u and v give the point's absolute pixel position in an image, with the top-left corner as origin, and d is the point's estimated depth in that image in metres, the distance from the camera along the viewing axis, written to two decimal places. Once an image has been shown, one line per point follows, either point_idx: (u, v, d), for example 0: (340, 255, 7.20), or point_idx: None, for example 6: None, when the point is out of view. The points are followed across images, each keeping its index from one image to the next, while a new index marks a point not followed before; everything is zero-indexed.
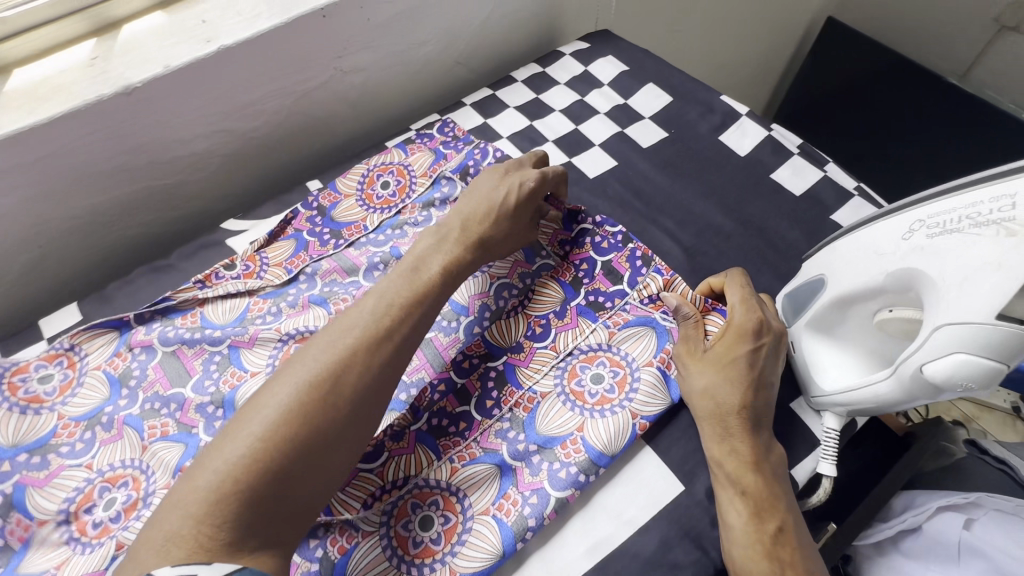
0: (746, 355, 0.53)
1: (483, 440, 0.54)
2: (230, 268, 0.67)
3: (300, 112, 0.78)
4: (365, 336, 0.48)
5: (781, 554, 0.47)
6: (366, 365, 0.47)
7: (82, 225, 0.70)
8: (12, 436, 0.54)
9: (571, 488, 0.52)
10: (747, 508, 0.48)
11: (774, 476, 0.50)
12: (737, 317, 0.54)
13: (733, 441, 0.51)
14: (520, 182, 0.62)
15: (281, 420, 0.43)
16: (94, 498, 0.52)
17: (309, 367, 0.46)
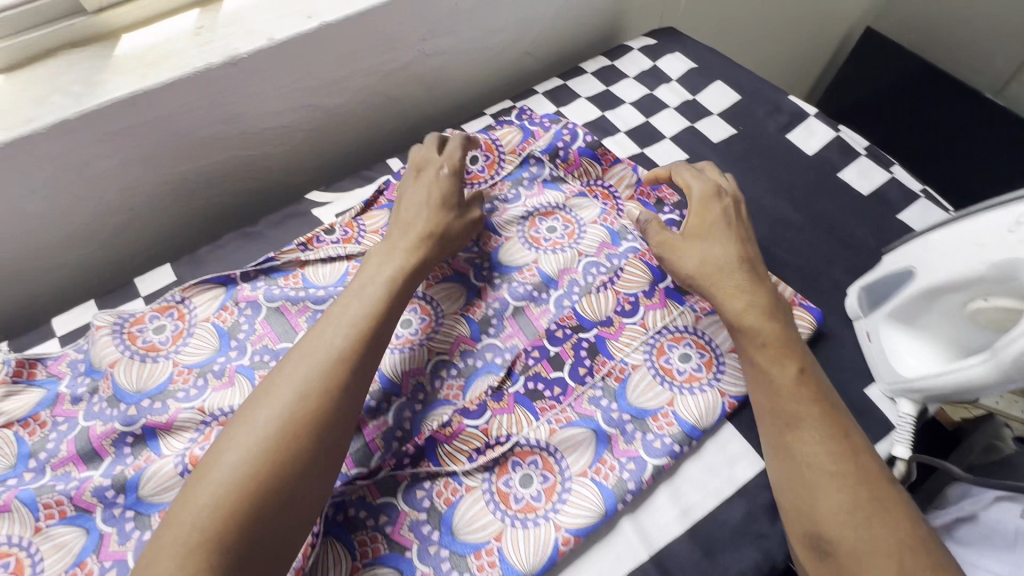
0: (720, 216, 0.61)
1: (577, 405, 0.58)
2: (330, 233, 0.70)
3: (381, 92, 0.80)
4: (328, 360, 0.49)
5: (805, 390, 0.51)
6: (332, 384, 0.48)
7: (172, 190, 0.72)
8: (135, 381, 0.59)
9: (666, 457, 0.55)
10: (767, 356, 0.53)
11: (780, 324, 0.55)
12: (698, 189, 0.63)
13: (738, 291, 0.57)
14: (437, 174, 0.66)
15: (255, 460, 0.43)
16: (210, 438, 0.56)
17: (275, 405, 0.46)
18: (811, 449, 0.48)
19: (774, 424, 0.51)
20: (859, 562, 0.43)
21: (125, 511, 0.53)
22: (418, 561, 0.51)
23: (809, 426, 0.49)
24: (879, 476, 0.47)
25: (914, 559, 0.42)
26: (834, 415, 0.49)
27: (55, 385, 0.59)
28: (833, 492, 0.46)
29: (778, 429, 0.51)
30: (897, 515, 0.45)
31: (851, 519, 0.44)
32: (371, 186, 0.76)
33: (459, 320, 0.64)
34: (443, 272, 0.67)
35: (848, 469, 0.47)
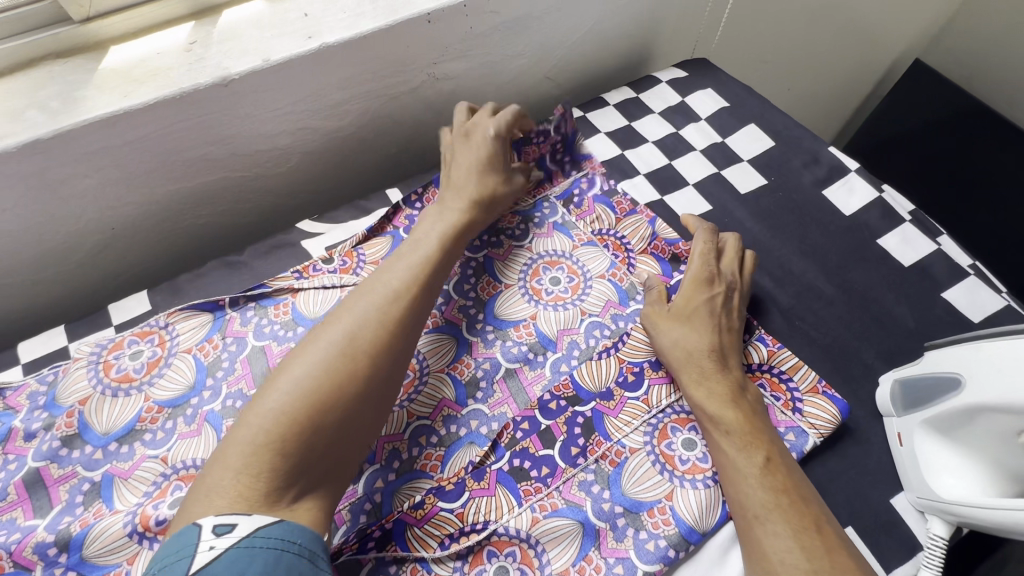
0: (705, 303, 0.59)
1: (566, 490, 0.53)
2: (328, 262, 0.66)
3: (386, 116, 0.75)
4: (387, 299, 0.52)
5: (774, 482, 0.49)
6: (393, 318, 0.51)
7: (156, 210, 0.68)
8: (103, 418, 0.56)
9: (659, 563, 0.49)
10: (733, 442, 0.51)
11: (749, 407, 0.53)
12: (693, 269, 0.61)
13: (711, 375, 0.54)
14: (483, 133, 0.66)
15: (318, 376, 0.46)
16: (166, 494, 0.52)
17: (343, 328, 0.49)
18: (782, 546, 0.45)
19: (743, 520, 0.48)
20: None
21: (66, 571, 0.49)
22: None
23: (779, 520, 0.47)
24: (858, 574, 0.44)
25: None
26: (803, 506, 0.47)
27: (10, 419, 0.56)
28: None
29: (748, 526, 0.48)
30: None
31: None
32: (368, 218, 0.71)
33: (444, 381, 0.58)
34: (433, 321, 0.62)
35: (823, 568, 0.44)
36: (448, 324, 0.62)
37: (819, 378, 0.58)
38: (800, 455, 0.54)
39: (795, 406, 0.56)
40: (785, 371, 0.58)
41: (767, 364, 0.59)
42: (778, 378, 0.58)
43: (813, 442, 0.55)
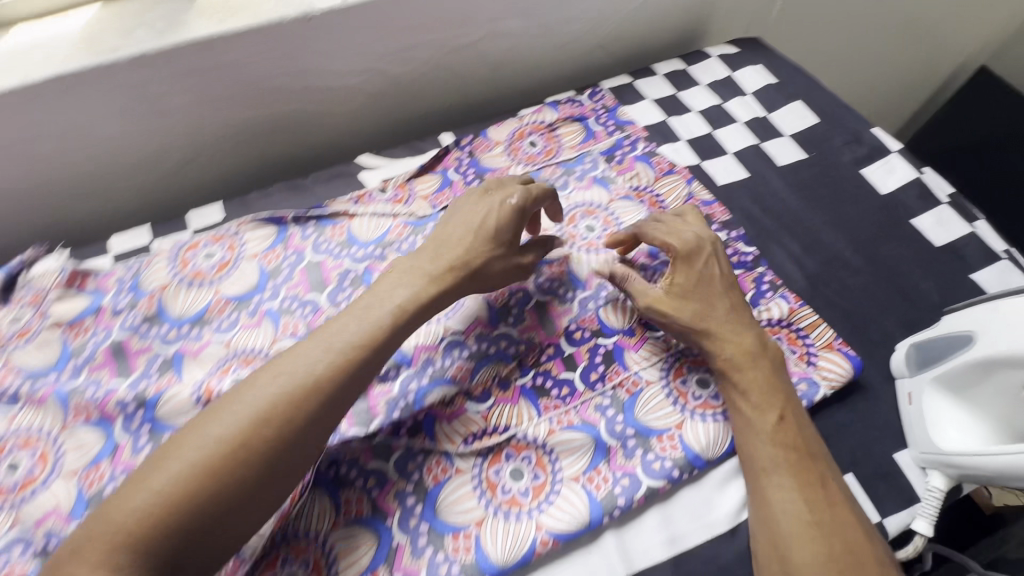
0: (703, 273, 0.59)
1: (582, 410, 0.57)
2: (382, 192, 0.72)
3: (445, 66, 0.80)
4: (299, 386, 0.46)
5: (786, 439, 0.52)
6: (306, 412, 0.45)
7: (234, 133, 0.75)
8: (178, 305, 0.63)
9: (664, 480, 0.53)
10: (748, 401, 0.54)
11: (769, 368, 0.55)
12: (678, 243, 0.60)
13: (735, 336, 0.56)
14: (503, 200, 0.61)
15: (221, 444, 0.43)
16: (227, 372, 0.59)
17: (345, 336, 0.49)
18: (785, 498, 0.49)
19: (752, 472, 0.52)
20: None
21: (140, 425, 0.56)
22: (397, 531, 0.51)
23: (786, 474, 0.50)
24: (854, 528, 0.48)
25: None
26: (810, 465, 0.50)
27: (99, 297, 0.64)
28: (805, 544, 0.47)
29: (756, 478, 0.51)
30: (873, 568, 0.46)
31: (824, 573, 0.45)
32: (421, 157, 0.77)
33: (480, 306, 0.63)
34: None
35: (823, 519, 0.47)
36: None
37: (836, 337, 0.60)
38: (810, 403, 0.57)
39: (809, 360, 0.59)
40: (804, 328, 0.61)
41: (787, 319, 0.62)
42: (796, 333, 0.61)
43: (824, 392, 0.57)
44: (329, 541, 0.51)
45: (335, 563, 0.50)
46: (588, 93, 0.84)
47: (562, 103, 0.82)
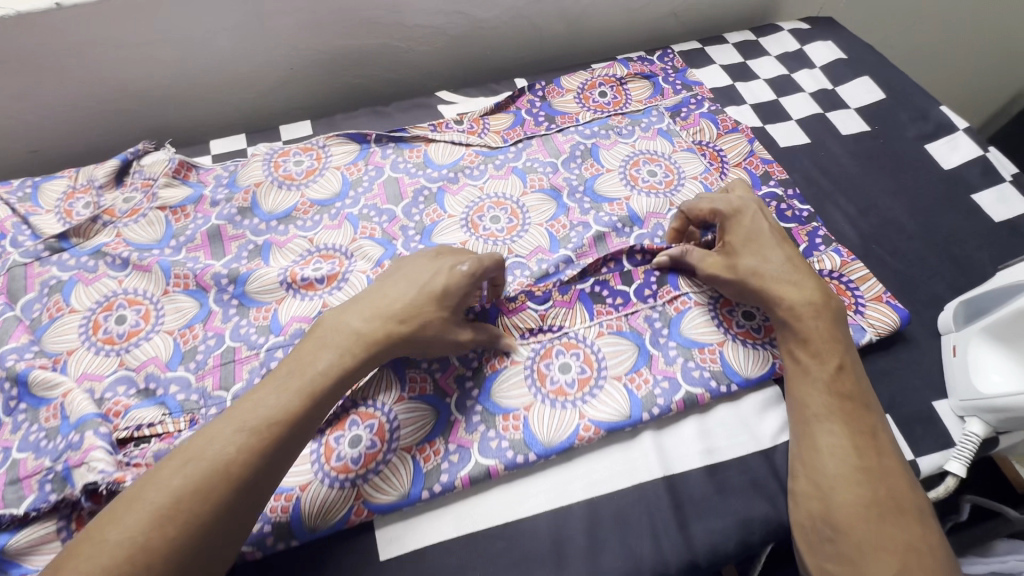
0: (757, 225, 0.60)
1: (632, 319, 0.60)
2: (459, 123, 0.77)
3: (526, 17, 0.84)
4: (208, 472, 0.41)
5: (840, 387, 0.52)
6: (218, 501, 0.41)
7: (326, 61, 0.81)
8: (269, 201, 0.69)
9: (702, 387, 0.56)
10: (804, 352, 0.54)
11: (831, 319, 0.55)
12: (722, 203, 0.62)
13: (795, 284, 0.56)
14: (451, 264, 0.55)
15: (129, 552, 0.38)
16: (309, 263, 0.65)
17: (261, 412, 0.45)
18: (834, 442, 0.50)
19: (801, 417, 0.52)
20: (862, 553, 0.45)
21: (231, 298, 0.63)
22: (455, 409, 0.55)
23: (838, 421, 0.51)
24: (899, 477, 0.48)
25: (921, 563, 0.44)
26: (862, 415, 0.51)
27: (199, 189, 0.70)
28: (848, 487, 0.47)
29: (805, 423, 0.52)
30: (913, 516, 0.46)
31: (863, 514, 0.46)
32: (495, 97, 0.81)
33: (542, 234, 0.68)
34: (541, 184, 0.72)
35: (870, 466, 0.48)
36: (553, 188, 0.71)
37: (884, 290, 0.62)
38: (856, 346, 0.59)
39: (857, 309, 0.61)
40: (853, 280, 0.63)
41: (838, 271, 0.64)
42: (845, 285, 0.63)
43: (869, 339, 0.59)
44: (393, 412, 0.54)
45: (397, 432, 0.53)
46: (659, 54, 0.87)
47: (632, 61, 0.86)
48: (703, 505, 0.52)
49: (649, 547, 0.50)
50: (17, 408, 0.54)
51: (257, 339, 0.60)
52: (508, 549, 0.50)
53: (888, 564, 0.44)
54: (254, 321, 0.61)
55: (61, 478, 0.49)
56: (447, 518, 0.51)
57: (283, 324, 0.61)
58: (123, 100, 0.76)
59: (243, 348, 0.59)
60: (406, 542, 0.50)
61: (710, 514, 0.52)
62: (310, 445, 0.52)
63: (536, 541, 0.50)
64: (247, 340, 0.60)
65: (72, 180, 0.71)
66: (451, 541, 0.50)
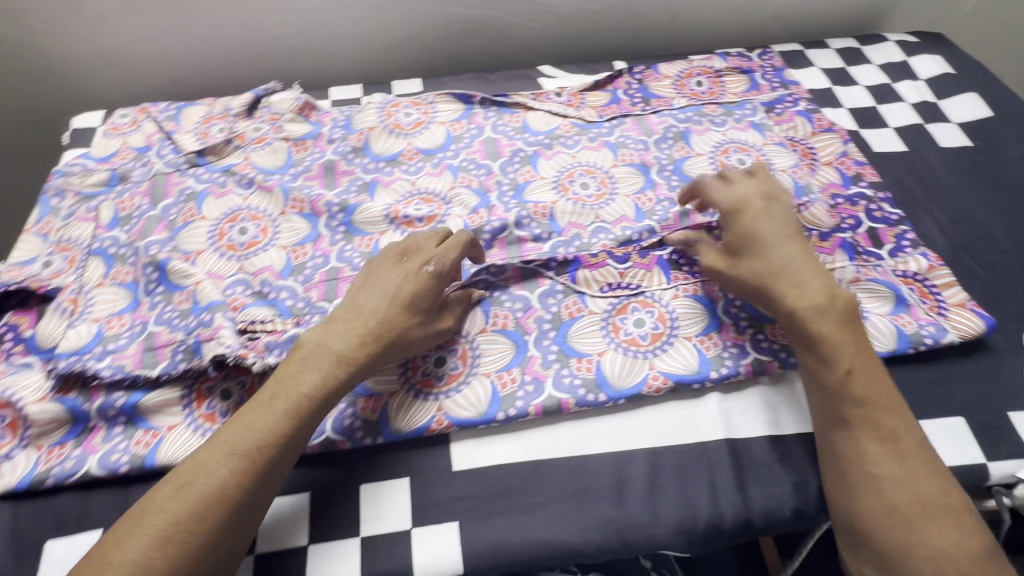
0: (764, 222, 0.58)
1: (709, 288, 0.63)
2: (558, 95, 0.81)
3: (631, 3, 0.88)
4: (203, 497, 0.45)
5: (853, 393, 0.51)
6: (215, 523, 0.45)
7: (440, 26, 0.87)
8: (379, 145, 0.75)
9: (772, 357, 0.58)
10: (812, 360, 0.53)
11: (840, 320, 0.53)
12: (725, 199, 0.62)
13: (799, 287, 0.54)
14: (419, 267, 0.56)
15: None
16: (410, 203, 0.70)
17: (247, 438, 0.47)
18: (852, 451, 0.50)
19: (821, 423, 0.53)
20: (892, 558, 0.46)
21: (338, 225, 0.69)
22: (533, 346, 0.60)
23: (852, 431, 0.50)
24: (925, 481, 0.48)
25: (953, 565, 0.45)
26: (877, 421, 0.50)
27: (318, 127, 0.77)
28: (868, 494, 0.48)
29: (824, 430, 0.52)
30: (945, 518, 0.46)
31: (885, 522, 0.47)
32: (594, 76, 0.85)
33: (628, 205, 0.71)
34: (631, 159, 0.75)
35: (890, 472, 0.48)
36: (643, 164, 0.74)
37: (969, 299, 0.63)
38: (935, 344, 0.59)
39: (939, 311, 0.62)
40: (937, 285, 0.64)
41: (923, 274, 0.64)
42: (928, 288, 0.63)
43: (951, 339, 0.60)
44: (475, 340, 0.60)
45: (479, 359, 0.59)
46: (758, 52, 0.88)
47: (732, 55, 0.88)
48: (763, 470, 0.54)
49: (707, 500, 0.53)
50: (156, 290, 0.62)
51: (359, 263, 0.66)
52: (573, 480, 0.53)
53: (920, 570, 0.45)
54: (357, 247, 0.67)
55: (191, 350, 0.56)
56: (517, 444, 0.55)
57: None
58: (259, 43, 0.84)
59: (346, 268, 0.65)
60: (477, 459, 0.54)
61: (769, 480, 0.54)
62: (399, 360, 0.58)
63: (598, 478, 0.53)
64: (350, 263, 0.66)
65: (210, 108, 0.80)
66: (519, 464, 0.54)
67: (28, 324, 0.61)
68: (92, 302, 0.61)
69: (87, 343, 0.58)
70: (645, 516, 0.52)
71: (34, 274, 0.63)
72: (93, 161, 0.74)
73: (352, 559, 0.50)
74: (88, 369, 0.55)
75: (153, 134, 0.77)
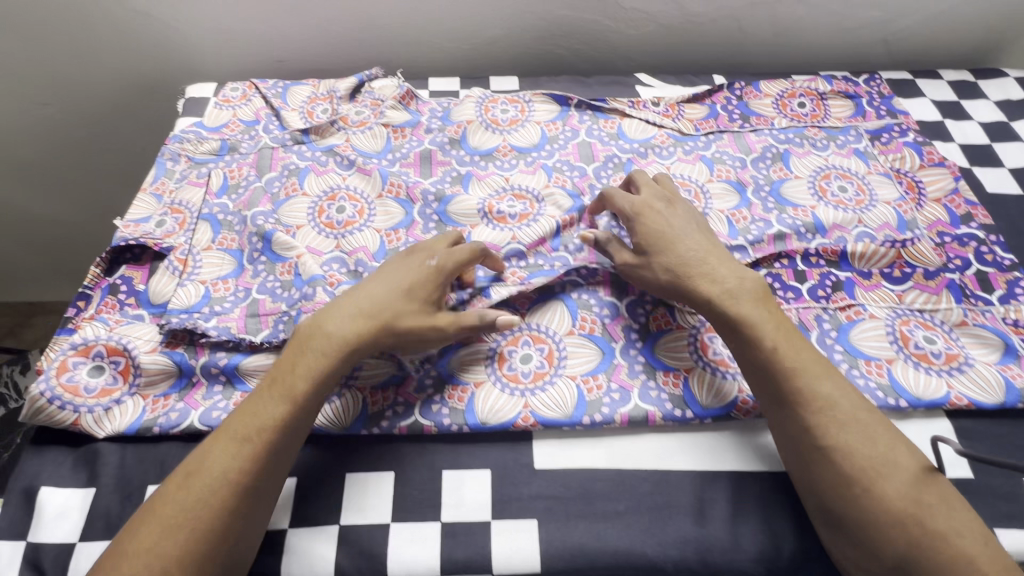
0: (663, 220, 0.61)
1: (802, 314, 0.62)
2: (655, 105, 0.81)
3: (736, 19, 0.86)
4: (215, 483, 0.46)
5: (787, 370, 0.51)
6: (223, 500, 0.46)
7: (540, 27, 0.88)
8: (476, 138, 0.76)
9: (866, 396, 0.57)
10: (750, 359, 0.53)
11: (761, 303, 0.55)
12: (634, 200, 0.63)
13: (710, 279, 0.56)
14: (423, 261, 0.58)
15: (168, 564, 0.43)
16: (503, 199, 0.71)
17: (252, 425, 0.49)
18: (797, 430, 0.50)
19: (766, 405, 0.53)
20: (868, 533, 0.46)
21: (432, 214, 0.70)
22: (619, 354, 0.60)
23: (795, 408, 0.50)
24: (872, 444, 0.48)
25: (918, 527, 0.45)
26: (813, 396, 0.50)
27: (417, 116, 0.79)
28: (825, 469, 0.48)
29: (772, 414, 0.52)
30: (901, 478, 0.47)
31: (841, 495, 0.47)
32: (693, 89, 0.84)
33: (722, 220, 0.70)
34: (728, 176, 0.74)
35: (839, 442, 0.48)
36: (740, 182, 0.73)
37: None
38: None
39: None
40: None
41: None
42: None
43: None
44: (562, 341, 0.60)
45: (565, 360, 0.59)
46: (865, 77, 0.86)
47: (837, 78, 0.85)
48: None
49: (792, 533, 0.51)
50: (259, 259, 0.64)
51: None
52: (654, 492, 0.53)
53: (895, 540, 0.45)
54: None
55: (293, 322, 0.59)
56: (599, 451, 0.55)
57: None
58: (364, 30, 0.86)
59: None
60: (559, 460, 0.54)
61: None
62: (486, 352, 0.59)
63: (680, 494, 0.53)
64: None
65: (314, 88, 0.82)
66: (600, 470, 0.54)
67: (141, 278, 0.64)
68: (200, 264, 0.64)
69: (195, 303, 0.60)
70: (727, 540, 0.51)
71: (149, 233, 0.67)
72: (206, 130, 0.77)
73: (432, 543, 0.51)
74: (198, 327, 0.57)
75: (261, 110, 0.80)
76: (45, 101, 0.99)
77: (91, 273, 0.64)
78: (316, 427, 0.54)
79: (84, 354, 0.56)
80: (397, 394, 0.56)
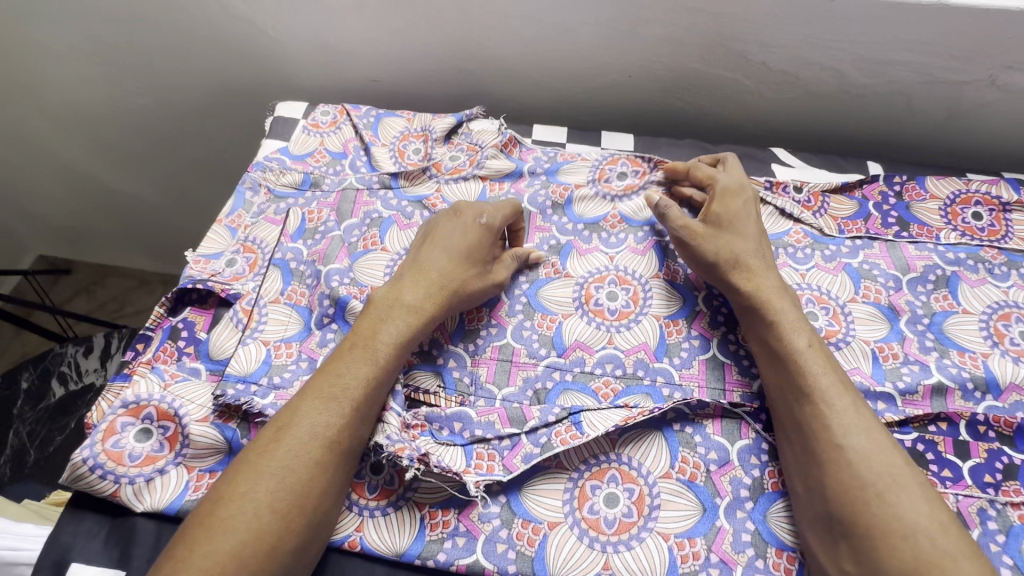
0: (744, 207, 0.61)
1: (962, 505, 0.50)
2: (797, 191, 0.68)
3: (905, 95, 0.72)
4: (313, 441, 0.46)
5: (817, 360, 0.51)
6: (314, 456, 0.46)
7: (666, 78, 0.77)
8: (581, 205, 0.67)
9: None
10: (778, 346, 0.52)
11: (794, 302, 0.55)
12: (726, 179, 0.63)
13: (761, 271, 0.56)
14: (474, 218, 0.59)
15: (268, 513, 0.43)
16: (603, 282, 0.61)
17: (345, 381, 0.49)
18: (818, 425, 0.48)
19: (782, 397, 0.51)
20: (870, 540, 0.43)
21: (521, 295, 0.61)
22: (723, 515, 0.49)
23: (813, 403, 0.49)
24: (890, 453, 0.46)
25: (933, 541, 0.42)
26: (840, 389, 0.49)
27: (520, 164, 0.71)
28: (842, 469, 0.46)
29: (790, 405, 0.50)
30: (914, 493, 0.44)
31: (851, 498, 0.44)
32: (841, 177, 0.72)
33: (865, 353, 0.57)
34: (877, 298, 0.61)
35: (856, 443, 0.46)
36: (892, 308, 0.60)
37: None
38: None
39: None
40: None
41: None
42: None
43: None
44: (655, 486, 0.50)
45: (657, 511, 0.49)
46: None
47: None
48: None
49: None
50: (329, 325, 0.58)
51: (537, 350, 0.58)
52: None
53: (901, 556, 0.42)
54: (537, 326, 0.59)
55: None
56: None
57: (566, 345, 0.58)
58: (470, 60, 0.78)
59: (522, 352, 0.57)
60: None
61: None
62: (565, 485, 0.51)
63: None
64: (528, 346, 0.58)
65: (409, 122, 0.75)
66: None
67: (203, 325, 0.59)
68: (264, 320, 0.58)
69: (254, 370, 0.55)
70: None
71: (217, 273, 0.62)
72: (290, 158, 0.72)
73: None
74: (253, 406, 0.52)
75: (350, 141, 0.74)
76: (138, 92, 0.97)
77: (155, 312, 0.60)
78: (367, 546, 0.49)
79: (134, 415, 0.52)
80: (458, 519, 0.49)
